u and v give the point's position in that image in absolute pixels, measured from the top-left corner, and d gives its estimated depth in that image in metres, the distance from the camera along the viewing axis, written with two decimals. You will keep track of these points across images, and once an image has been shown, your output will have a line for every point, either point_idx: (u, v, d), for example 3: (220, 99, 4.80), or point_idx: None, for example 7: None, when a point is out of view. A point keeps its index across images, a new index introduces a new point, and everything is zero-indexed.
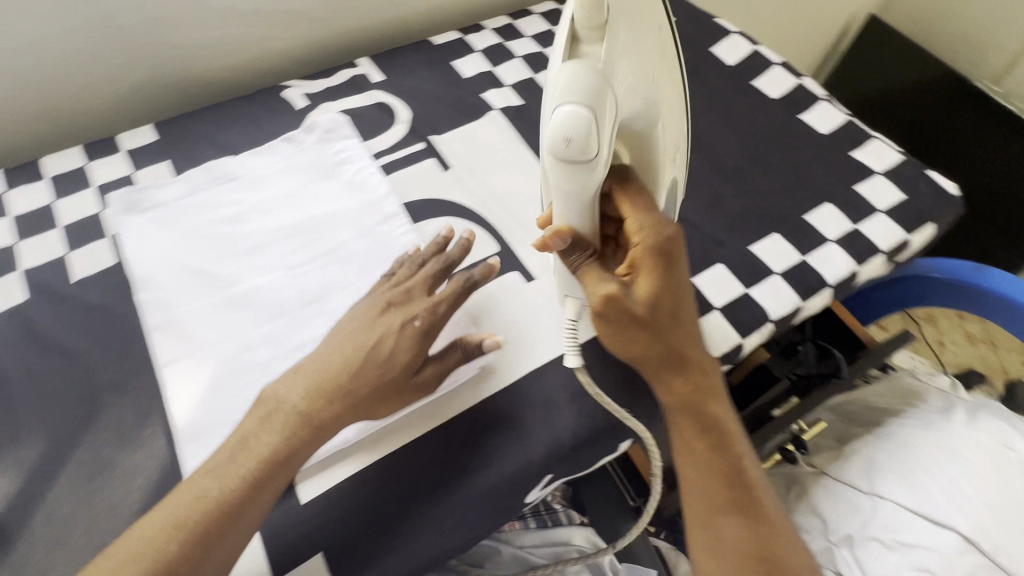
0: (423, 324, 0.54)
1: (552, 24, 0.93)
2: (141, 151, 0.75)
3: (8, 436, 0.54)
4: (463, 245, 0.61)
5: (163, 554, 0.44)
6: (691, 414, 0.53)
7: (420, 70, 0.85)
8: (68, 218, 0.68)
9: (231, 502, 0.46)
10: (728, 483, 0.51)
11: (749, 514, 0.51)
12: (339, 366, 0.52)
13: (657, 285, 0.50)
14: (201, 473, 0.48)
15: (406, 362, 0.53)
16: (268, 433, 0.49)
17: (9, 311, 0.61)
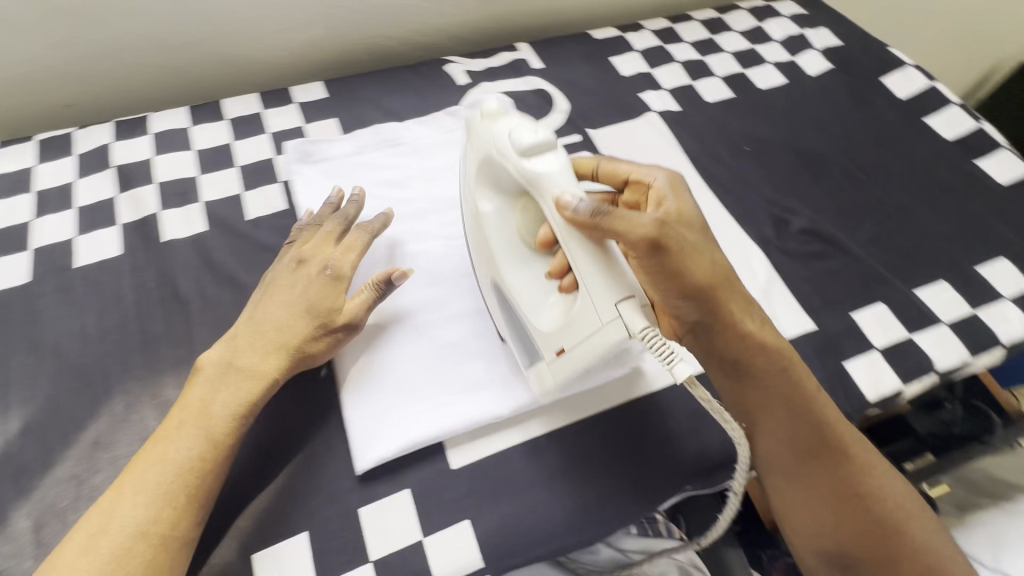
0: (331, 269, 0.56)
1: (712, 33, 0.91)
2: (312, 105, 0.78)
3: (186, 354, 0.58)
4: (355, 200, 0.63)
5: (123, 535, 0.43)
6: (754, 372, 0.53)
7: (579, 61, 0.85)
8: (244, 159, 0.72)
9: (192, 475, 0.46)
10: (806, 445, 0.53)
11: (833, 471, 0.53)
12: (259, 334, 0.53)
13: (687, 215, 0.51)
14: (161, 447, 0.47)
15: (327, 309, 0.54)
16: (222, 396, 0.50)
17: (190, 238, 0.65)
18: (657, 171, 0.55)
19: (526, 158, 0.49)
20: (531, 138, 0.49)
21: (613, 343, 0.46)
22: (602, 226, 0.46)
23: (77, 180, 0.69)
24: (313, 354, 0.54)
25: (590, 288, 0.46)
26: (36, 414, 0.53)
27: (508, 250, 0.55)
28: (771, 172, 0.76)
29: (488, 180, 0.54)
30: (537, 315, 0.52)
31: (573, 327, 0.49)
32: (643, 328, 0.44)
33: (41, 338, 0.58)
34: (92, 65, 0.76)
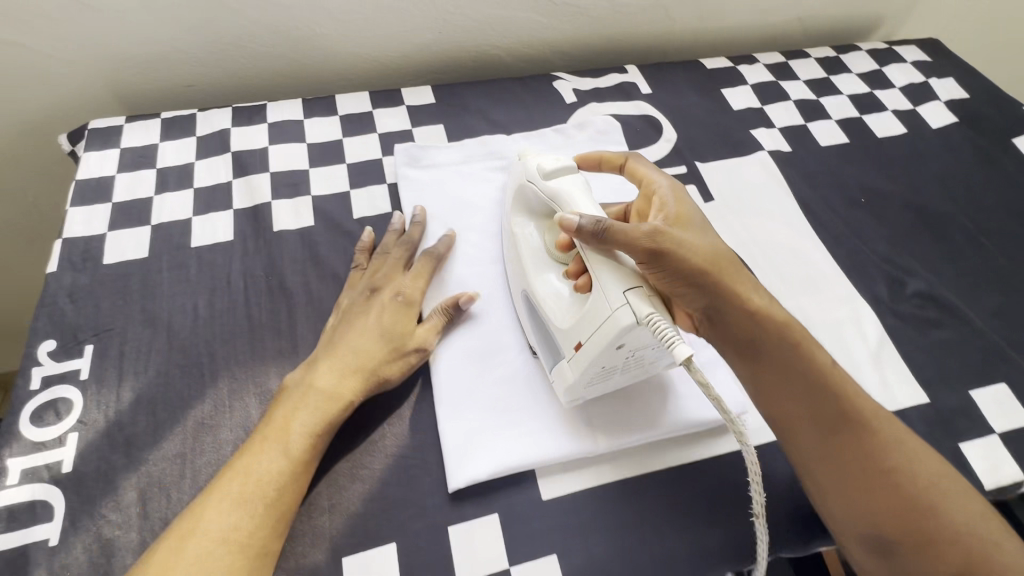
0: (402, 295, 0.59)
1: (829, 73, 0.88)
2: (421, 110, 0.79)
3: (289, 347, 0.59)
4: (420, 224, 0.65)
5: (219, 543, 0.44)
6: (765, 348, 0.51)
7: (689, 90, 0.84)
8: (353, 157, 0.73)
9: (284, 490, 0.48)
10: (820, 412, 0.49)
11: (857, 441, 0.48)
12: (334, 357, 0.54)
13: (685, 219, 0.54)
14: (245, 461, 0.48)
15: (399, 331, 0.57)
16: (301, 414, 0.51)
17: (298, 230, 0.67)
18: (662, 177, 0.59)
19: (550, 179, 0.57)
20: (556, 166, 0.58)
21: (621, 329, 0.47)
22: (605, 238, 0.49)
23: (196, 160, 0.72)
24: (386, 376, 0.55)
25: (600, 282, 0.50)
26: (148, 388, 0.55)
27: (538, 265, 0.58)
28: (886, 227, 0.72)
29: (523, 206, 0.62)
30: (553, 314, 0.54)
31: (585, 320, 0.50)
32: (649, 313, 0.47)
33: (156, 312, 0.60)
34: (219, 50, 0.79)
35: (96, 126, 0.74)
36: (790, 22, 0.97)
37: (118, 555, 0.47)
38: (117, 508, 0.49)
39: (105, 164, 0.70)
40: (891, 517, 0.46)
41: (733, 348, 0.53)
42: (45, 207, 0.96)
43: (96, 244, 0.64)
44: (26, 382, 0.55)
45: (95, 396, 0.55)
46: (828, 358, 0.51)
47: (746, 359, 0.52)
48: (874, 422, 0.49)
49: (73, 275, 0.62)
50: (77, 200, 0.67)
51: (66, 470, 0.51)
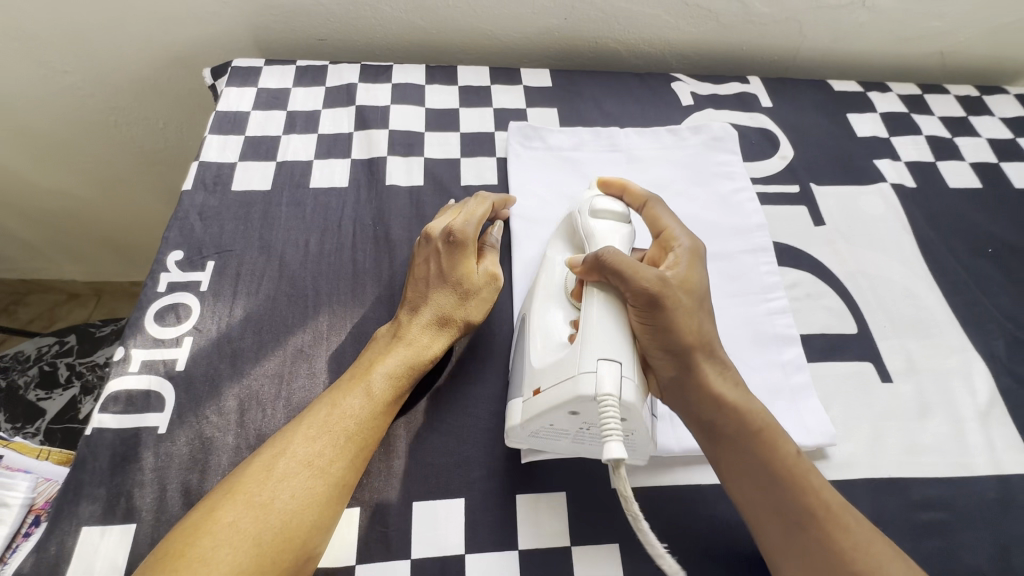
0: (453, 235, 0.58)
1: (968, 113, 0.83)
2: (538, 92, 0.80)
3: (387, 295, 0.61)
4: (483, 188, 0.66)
5: (297, 466, 0.46)
6: (733, 433, 0.49)
7: (811, 110, 0.81)
8: (468, 128, 0.75)
9: (364, 428, 0.50)
10: (782, 502, 0.46)
11: (825, 546, 0.44)
12: (413, 308, 0.56)
13: (694, 284, 0.52)
14: (332, 397, 0.51)
15: (465, 274, 0.58)
16: (387, 360, 0.53)
17: (408, 188, 0.69)
18: (687, 233, 0.56)
19: (595, 219, 0.56)
20: (610, 207, 0.56)
21: (578, 396, 0.45)
22: (608, 265, 0.49)
23: (322, 109, 0.76)
24: (465, 318, 0.57)
25: (586, 339, 0.47)
26: (258, 309, 0.59)
27: (552, 292, 0.55)
28: (1014, 283, 0.67)
29: (566, 234, 0.59)
30: (535, 348, 0.51)
31: (554, 369, 0.48)
32: (607, 394, 0.44)
33: (272, 241, 0.64)
34: (356, 9, 0.83)
35: (238, 65, 0.79)
36: (931, 55, 0.91)
37: (215, 455, 0.51)
38: (218, 413, 0.53)
39: (242, 99, 0.76)
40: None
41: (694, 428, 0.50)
42: (171, 134, 1.04)
43: (226, 171, 0.69)
44: (155, 284, 0.60)
45: (211, 307, 0.59)
46: (794, 449, 0.49)
47: (706, 438, 0.49)
48: (844, 524, 0.46)
49: (204, 195, 0.67)
50: (215, 129, 0.72)
51: (179, 368, 0.55)
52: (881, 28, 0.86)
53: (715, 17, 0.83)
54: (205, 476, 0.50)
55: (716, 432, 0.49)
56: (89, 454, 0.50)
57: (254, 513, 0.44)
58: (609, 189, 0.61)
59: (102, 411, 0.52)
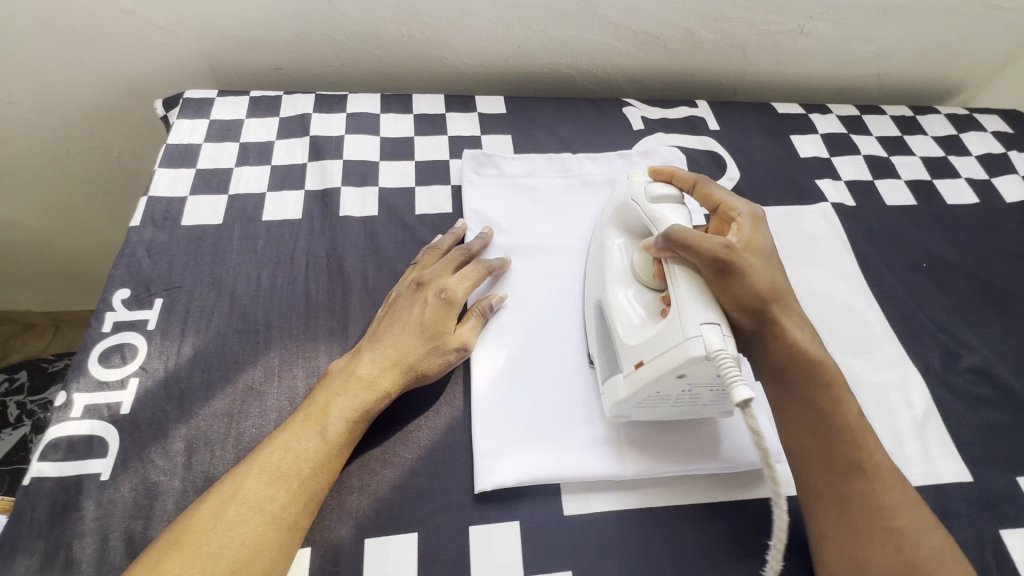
0: (446, 293, 0.59)
1: (903, 133, 0.87)
2: (492, 119, 0.82)
3: (339, 328, 0.61)
4: (482, 239, 0.66)
5: (248, 512, 0.46)
6: (802, 382, 0.52)
7: (756, 133, 0.84)
8: (423, 156, 0.76)
9: (317, 471, 0.49)
10: (840, 456, 0.49)
11: (873, 496, 0.48)
12: (374, 349, 0.56)
13: (760, 245, 0.55)
14: (285, 438, 0.50)
15: (441, 329, 0.58)
16: (341, 399, 0.53)
17: (363, 219, 0.69)
18: (741, 203, 0.59)
19: (655, 203, 0.57)
20: (665, 190, 0.58)
21: (687, 359, 0.46)
22: (679, 241, 0.51)
23: (276, 140, 0.76)
24: (426, 371, 0.56)
25: (682, 307, 0.48)
26: (208, 347, 0.58)
27: (621, 278, 0.58)
28: (947, 297, 0.71)
29: (620, 221, 0.61)
30: (620, 325, 0.54)
31: (653, 339, 0.50)
32: (720, 350, 0.46)
33: (223, 277, 0.63)
34: (310, 40, 0.83)
35: (191, 96, 0.79)
36: (869, 77, 0.96)
37: (159, 501, 0.50)
38: (164, 455, 0.52)
39: (194, 132, 0.75)
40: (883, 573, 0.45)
41: (764, 374, 0.54)
42: (126, 163, 1.03)
43: (176, 205, 0.68)
44: (99, 324, 0.59)
45: (159, 346, 0.58)
46: (857, 409, 0.51)
47: (777, 386, 0.53)
48: (888, 480, 0.48)
49: (152, 231, 0.66)
50: (165, 162, 0.72)
51: (123, 412, 0.54)
52: (820, 53, 0.90)
53: (662, 44, 0.86)
54: (149, 524, 0.49)
55: (782, 382, 0.53)
56: (27, 505, 0.49)
57: (202, 563, 0.43)
58: (658, 175, 0.62)
59: (42, 459, 0.51)
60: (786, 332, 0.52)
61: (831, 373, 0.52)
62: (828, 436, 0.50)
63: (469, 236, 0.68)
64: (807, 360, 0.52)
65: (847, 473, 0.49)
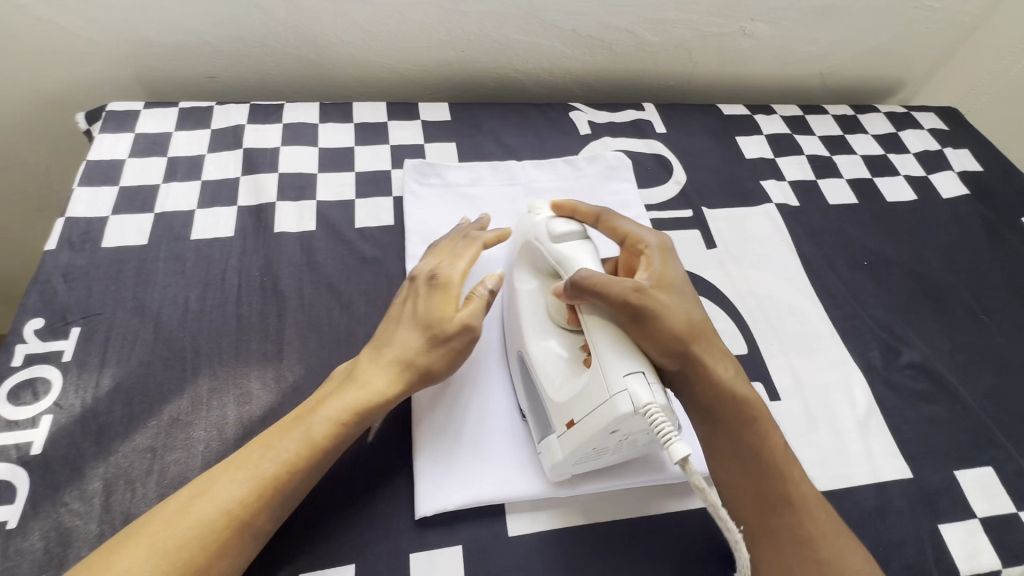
0: (436, 278, 0.56)
1: (845, 131, 0.89)
2: (436, 126, 0.80)
3: (274, 351, 0.58)
4: (481, 223, 0.64)
5: (207, 513, 0.43)
6: (729, 422, 0.51)
7: (702, 135, 0.84)
8: (363, 167, 0.74)
9: (291, 474, 0.47)
10: (764, 486, 0.49)
11: (799, 526, 0.48)
12: (377, 346, 0.55)
13: (671, 279, 0.54)
14: (265, 441, 0.48)
15: (445, 318, 0.54)
16: (333, 403, 0.50)
17: (299, 234, 0.67)
18: (647, 233, 0.58)
19: (558, 243, 0.55)
20: (566, 229, 0.56)
21: (619, 416, 0.45)
22: (586, 288, 0.49)
23: (207, 153, 0.73)
24: (423, 360, 0.53)
25: (603, 361, 0.48)
26: (132, 379, 0.55)
27: (535, 326, 0.55)
28: (887, 294, 0.72)
29: (527, 262, 0.58)
30: (546, 382, 0.52)
31: (580, 396, 0.48)
32: (649, 403, 0.45)
33: (147, 302, 0.60)
34: (242, 47, 0.80)
35: (113, 109, 0.75)
36: (812, 77, 0.97)
37: (74, 547, 0.47)
38: (80, 497, 0.49)
39: (118, 147, 0.71)
40: None
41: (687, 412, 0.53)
42: (55, 179, 0.97)
43: (96, 226, 0.64)
44: (9, 358, 0.55)
45: (75, 379, 0.54)
46: (783, 441, 0.52)
47: (705, 427, 0.52)
48: (814, 508, 0.48)
49: (69, 255, 0.62)
50: (85, 181, 0.68)
51: (34, 452, 0.50)
52: (763, 54, 0.91)
53: (607, 47, 0.86)
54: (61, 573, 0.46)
55: (710, 424, 0.52)
56: None
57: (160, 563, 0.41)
58: (561, 211, 0.59)
59: None
60: (706, 369, 0.52)
61: (755, 408, 0.52)
62: (757, 476, 0.50)
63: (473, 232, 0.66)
64: (724, 394, 0.52)
65: (782, 511, 0.48)
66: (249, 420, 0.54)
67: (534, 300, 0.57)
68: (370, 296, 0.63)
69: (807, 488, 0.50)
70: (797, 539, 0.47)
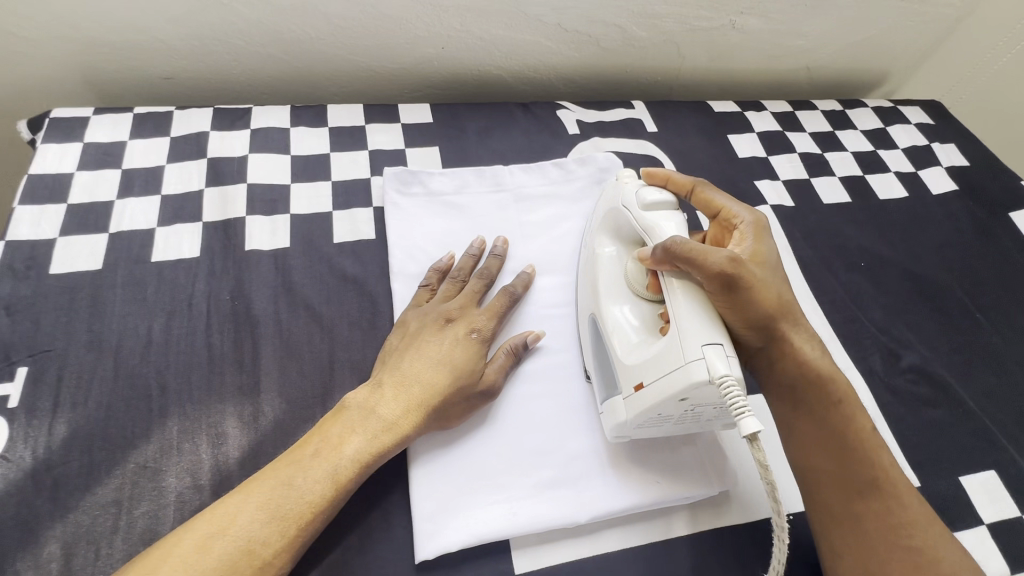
0: (478, 334, 0.55)
1: (835, 127, 0.88)
2: (417, 129, 0.75)
3: (250, 384, 0.53)
4: (498, 253, 0.62)
5: (228, 556, 0.41)
6: (813, 404, 0.50)
7: (693, 134, 0.82)
8: (340, 176, 0.69)
9: (311, 517, 0.45)
10: (852, 470, 0.49)
11: (889, 511, 0.47)
12: (397, 383, 0.51)
13: (765, 256, 0.52)
14: (289, 470, 0.46)
15: (468, 369, 0.53)
16: (355, 437, 0.48)
17: (273, 252, 0.62)
18: (742, 209, 0.56)
19: (648, 212, 0.54)
20: (657, 197, 0.55)
21: (693, 384, 0.44)
22: (679, 253, 0.48)
23: (166, 164, 0.66)
24: (451, 415, 0.52)
25: (681, 327, 0.46)
26: (92, 423, 0.50)
27: (612, 290, 0.56)
28: (885, 296, 0.71)
29: (611, 227, 0.59)
30: (619, 345, 0.52)
31: (652, 362, 0.48)
32: (725, 375, 0.43)
33: (104, 334, 0.54)
34: (200, 45, 0.73)
35: (58, 116, 0.67)
36: (799, 70, 0.95)
37: None
38: (34, 564, 0.44)
39: (64, 159, 0.64)
40: None
41: (769, 389, 0.53)
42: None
43: (43, 250, 0.58)
44: None
45: (23, 427, 0.49)
46: (870, 426, 0.50)
47: (785, 406, 0.52)
48: (904, 497, 0.48)
49: (13, 283, 0.55)
50: (28, 198, 0.61)
51: None
52: (752, 47, 0.89)
53: (593, 42, 0.82)
54: None
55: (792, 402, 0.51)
56: None
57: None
58: (652, 179, 0.59)
59: None
60: (796, 350, 0.51)
61: (839, 392, 0.50)
62: (836, 453, 0.49)
63: (484, 254, 0.63)
64: (815, 379, 0.50)
65: (862, 492, 0.48)
66: (224, 465, 0.49)
67: (612, 265, 0.58)
68: (353, 318, 0.59)
69: (891, 471, 0.49)
70: (880, 521, 0.47)
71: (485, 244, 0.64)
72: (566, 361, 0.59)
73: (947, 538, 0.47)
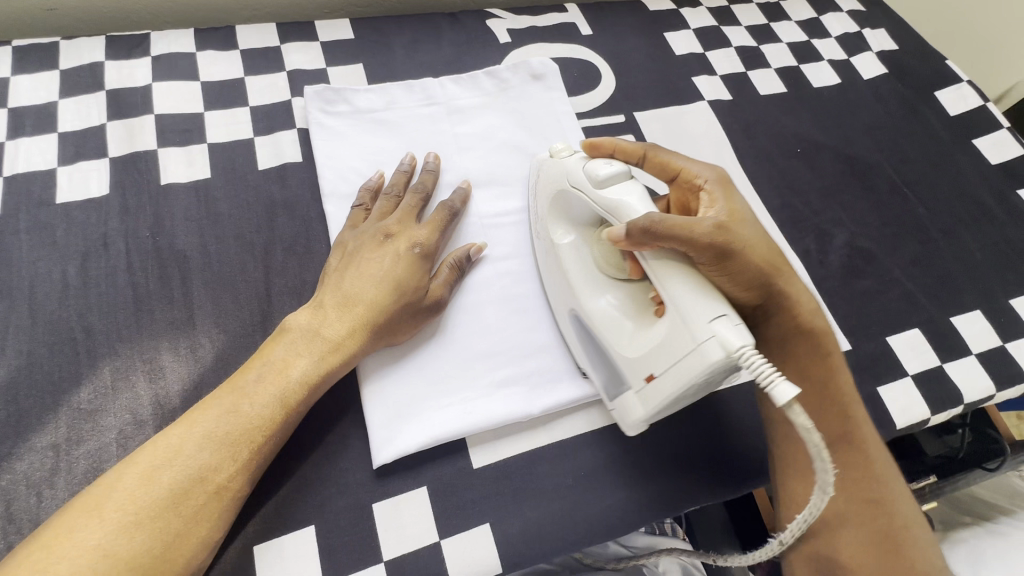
0: (420, 248, 0.54)
1: (770, 20, 0.86)
2: (337, 46, 0.70)
3: (183, 318, 0.51)
4: (433, 168, 0.60)
5: (181, 485, 0.41)
6: (807, 349, 0.53)
7: (629, 34, 0.79)
8: (258, 99, 0.64)
9: (263, 441, 0.44)
10: (826, 425, 0.52)
11: (855, 466, 0.51)
12: (340, 303, 0.50)
13: (739, 214, 0.50)
14: (233, 397, 0.45)
15: (413, 284, 0.52)
16: (302, 359, 0.47)
17: (191, 184, 0.58)
18: (703, 167, 0.53)
19: (605, 189, 0.50)
20: (605, 169, 0.50)
21: (709, 365, 0.42)
22: (662, 233, 0.45)
23: (60, 100, 0.60)
24: (400, 331, 0.51)
25: (681, 309, 0.44)
26: (12, 374, 0.47)
27: (586, 283, 0.53)
28: (821, 180, 0.72)
29: (561, 212, 0.55)
30: (613, 339, 0.50)
31: (659, 351, 0.46)
32: (740, 347, 0.41)
33: (12, 282, 0.50)
34: None
35: None
36: None
37: None
38: None
39: None
40: (858, 546, 0.48)
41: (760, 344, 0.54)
42: None
43: None
44: None
45: None
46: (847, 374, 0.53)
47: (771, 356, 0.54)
48: (872, 453, 0.51)
49: None
50: None
51: None
52: None
53: None
54: None
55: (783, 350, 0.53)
56: None
57: (129, 536, 0.38)
58: (598, 151, 0.57)
59: None
60: (792, 301, 0.52)
61: (828, 345, 0.53)
62: (821, 411, 0.52)
63: (417, 171, 0.61)
64: (812, 325, 0.53)
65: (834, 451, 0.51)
66: (165, 399, 0.48)
67: (577, 256, 0.54)
68: (289, 246, 0.56)
69: (864, 428, 0.52)
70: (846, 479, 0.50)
71: (417, 160, 0.62)
72: (513, 270, 0.59)
73: (907, 491, 0.51)
